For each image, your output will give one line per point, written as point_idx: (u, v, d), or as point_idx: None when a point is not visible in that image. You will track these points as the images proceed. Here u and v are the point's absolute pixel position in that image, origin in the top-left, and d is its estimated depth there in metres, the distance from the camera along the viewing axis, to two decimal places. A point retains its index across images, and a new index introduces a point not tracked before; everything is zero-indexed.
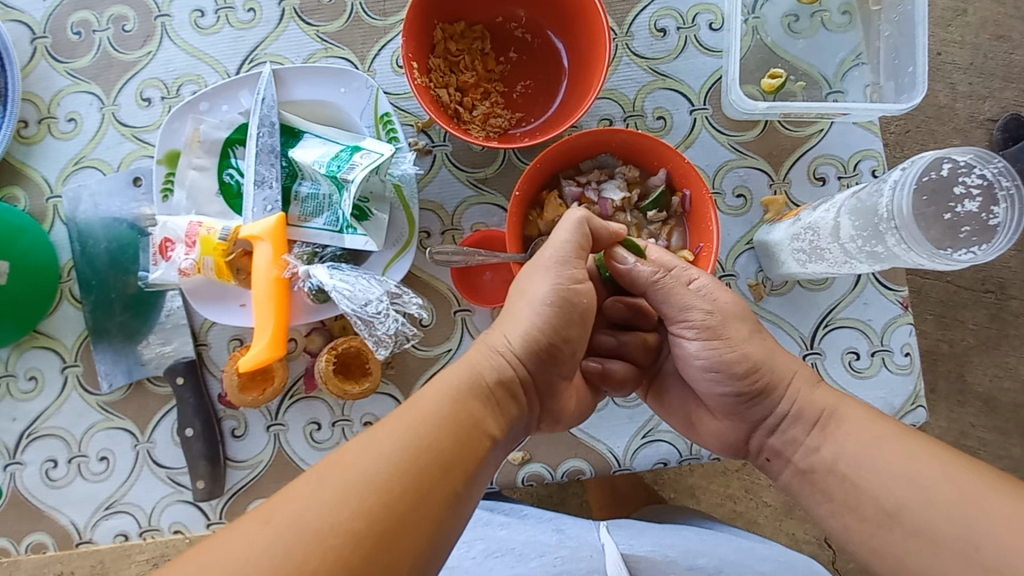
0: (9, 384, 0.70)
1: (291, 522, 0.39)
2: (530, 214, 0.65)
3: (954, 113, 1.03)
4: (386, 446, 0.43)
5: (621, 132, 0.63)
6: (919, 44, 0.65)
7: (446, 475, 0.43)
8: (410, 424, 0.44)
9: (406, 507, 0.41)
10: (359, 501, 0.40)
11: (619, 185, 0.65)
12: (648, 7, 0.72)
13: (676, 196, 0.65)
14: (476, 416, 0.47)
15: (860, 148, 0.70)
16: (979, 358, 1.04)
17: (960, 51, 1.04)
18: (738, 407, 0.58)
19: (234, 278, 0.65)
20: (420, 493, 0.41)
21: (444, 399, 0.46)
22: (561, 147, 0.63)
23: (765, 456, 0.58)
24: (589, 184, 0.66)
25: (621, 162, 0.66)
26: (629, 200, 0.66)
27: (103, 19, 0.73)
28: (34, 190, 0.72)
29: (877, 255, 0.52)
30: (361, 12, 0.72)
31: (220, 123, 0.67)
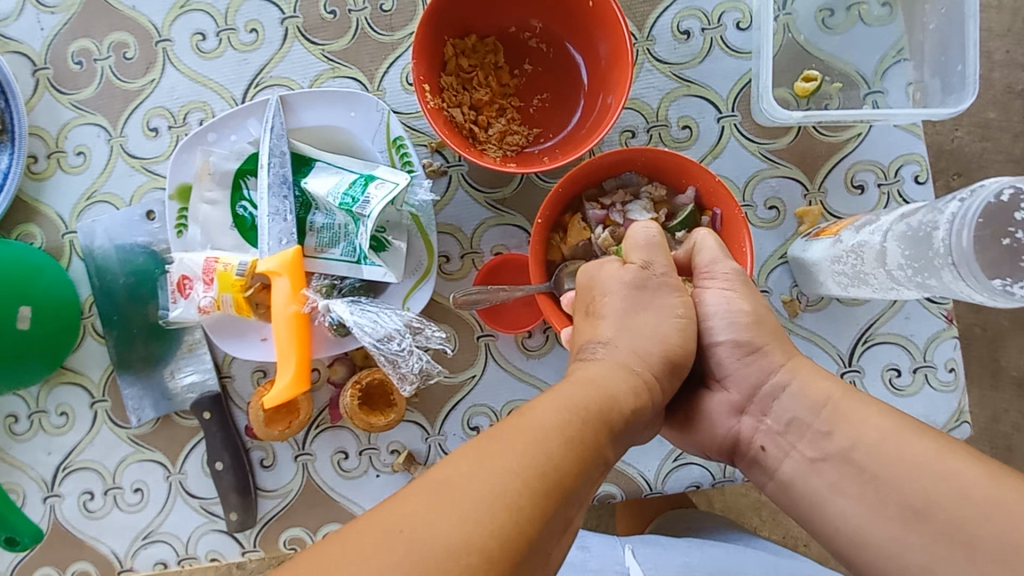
0: (41, 420, 0.71)
1: (418, 537, 0.32)
2: (553, 238, 0.63)
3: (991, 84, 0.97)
4: (513, 458, 0.36)
5: (647, 150, 0.59)
6: (970, 40, 0.61)
7: (573, 501, 0.37)
8: (538, 437, 0.38)
9: (535, 532, 0.34)
10: (488, 518, 0.33)
11: (644, 206, 0.62)
12: (670, 8, 0.67)
13: (705, 214, 0.62)
14: (602, 438, 0.40)
15: (901, 152, 0.66)
16: (1014, 338, 0.99)
17: (997, 17, 0.98)
18: (732, 372, 0.54)
19: (254, 313, 0.64)
20: (549, 518, 0.35)
21: (569, 415, 0.40)
22: (586, 168, 0.60)
23: (759, 443, 0.52)
24: (613, 206, 0.63)
25: (647, 181, 0.63)
26: (656, 222, 0.62)
27: (103, 47, 0.70)
28: (49, 227, 0.71)
29: (926, 285, 0.49)
30: (367, 27, 0.69)
31: (230, 153, 0.65)
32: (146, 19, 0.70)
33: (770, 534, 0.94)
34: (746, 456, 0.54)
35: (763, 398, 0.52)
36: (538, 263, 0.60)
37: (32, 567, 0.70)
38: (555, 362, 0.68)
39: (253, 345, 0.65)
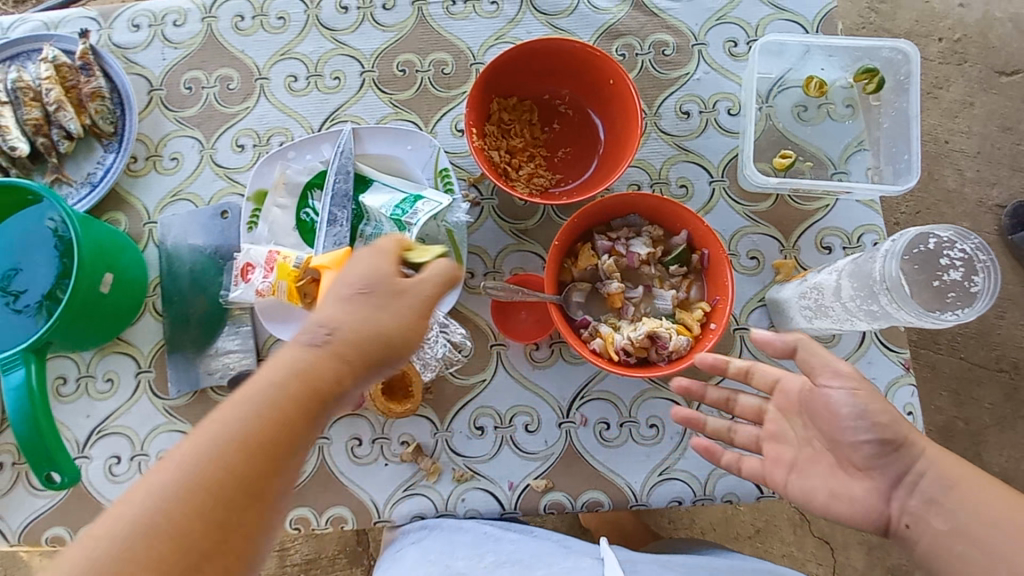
0: (87, 384, 0.78)
1: (136, 519, 0.40)
2: (566, 262, 0.74)
3: (963, 198, 1.32)
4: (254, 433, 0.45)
5: (650, 196, 0.71)
6: (914, 136, 0.76)
7: (259, 493, 0.44)
8: (214, 437, 0.44)
9: (211, 517, 0.42)
10: (174, 503, 0.41)
11: (645, 242, 0.74)
12: (674, 93, 0.83)
13: (696, 254, 0.73)
14: (295, 433, 0.46)
15: (863, 222, 0.79)
16: (995, 437, 1.25)
17: (968, 141, 1.34)
18: (876, 466, 0.59)
19: (302, 301, 0.73)
20: (251, 483, 0.44)
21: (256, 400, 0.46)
22: (597, 207, 0.72)
23: (904, 522, 0.58)
24: (618, 239, 0.74)
25: (647, 222, 0.75)
26: (653, 256, 0.74)
27: (211, 79, 0.86)
28: (134, 216, 0.83)
29: (874, 314, 0.59)
30: (429, 84, 0.85)
31: (303, 169, 0.78)
32: (250, 61, 0.86)
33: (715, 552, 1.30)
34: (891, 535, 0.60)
35: (907, 482, 0.59)
36: (552, 279, 0.71)
37: (44, 526, 0.74)
38: (557, 374, 0.76)
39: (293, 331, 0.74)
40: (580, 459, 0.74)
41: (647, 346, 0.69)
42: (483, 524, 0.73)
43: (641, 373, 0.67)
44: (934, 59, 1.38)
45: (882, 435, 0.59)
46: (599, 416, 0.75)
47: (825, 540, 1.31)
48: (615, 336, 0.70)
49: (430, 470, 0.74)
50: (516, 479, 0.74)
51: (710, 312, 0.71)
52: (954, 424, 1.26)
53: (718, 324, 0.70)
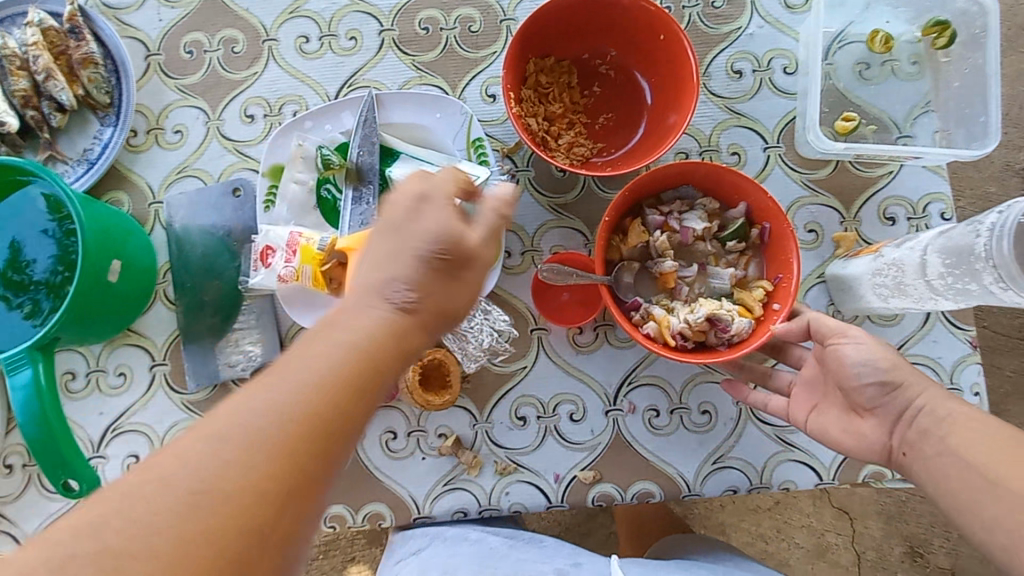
0: (98, 379, 0.72)
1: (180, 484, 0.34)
2: (613, 239, 0.68)
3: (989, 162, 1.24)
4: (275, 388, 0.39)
5: (707, 165, 0.65)
6: (992, 94, 0.69)
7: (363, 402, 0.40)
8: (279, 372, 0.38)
9: (310, 458, 0.37)
10: (267, 444, 0.36)
11: (700, 216, 0.68)
12: (725, 51, 0.76)
13: (755, 228, 0.67)
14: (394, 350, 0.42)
15: (928, 191, 0.73)
16: None
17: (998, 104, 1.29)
18: (879, 405, 0.58)
19: (328, 287, 0.68)
20: (321, 412, 0.38)
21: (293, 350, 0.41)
22: (648, 177, 0.65)
23: (903, 451, 0.57)
24: (671, 214, 0.68)
25: (702, 194, 0.69)
26: (708, 230, 0.68)
27: (213, 41, 0.78)
28: (137, 196, 0.76)
29: (968, 293, 0.54)
30: (455, 44, 0.77)
31: (323, 140, 0.71)
32: (257, 21, 0.78)
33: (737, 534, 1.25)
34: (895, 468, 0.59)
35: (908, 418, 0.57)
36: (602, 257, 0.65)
37: None
38: (604, 359, 0.72)
39: (321, 319, 0.69)
40: (629, 449, 0.70)
41: (705, 329, 0.64)
42: (490, 537, 0.70)
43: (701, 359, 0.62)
44: None
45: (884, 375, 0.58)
46: (649, 403, 0.71)
47: (844, 510, 1.26)
48: (670, 319, 0.65)
49: (470, 463, 0.69)
50: (562, 471, 0.70)
51: (773, 292, 0.66)
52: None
53: (783, 304, 0.64)
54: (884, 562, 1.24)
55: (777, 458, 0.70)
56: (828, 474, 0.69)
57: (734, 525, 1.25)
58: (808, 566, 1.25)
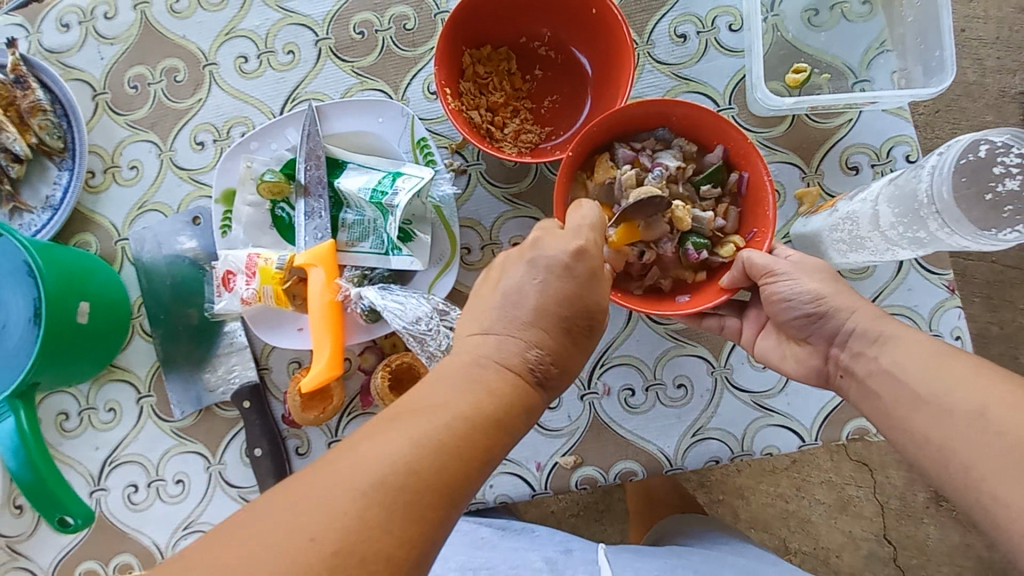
0: (90, 416, 0.75)
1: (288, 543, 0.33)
2: (579, 174, 0.65)
3: (983, 89, 1.28)
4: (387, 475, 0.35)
5: (684, 105, 0.63)
6: (945, 27, 0.66)
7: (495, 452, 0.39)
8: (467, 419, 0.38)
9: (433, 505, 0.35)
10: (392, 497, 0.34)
11: (675, 155, 0.65)
12: (667, 15, 0.74)
13: (733, 175, 0.65)
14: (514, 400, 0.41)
15: (892, 134, 0.71)
16: None
17: (987, 29, 1.31)
18: (811, 333, 0.61)
19: (291, 304, 0.69)
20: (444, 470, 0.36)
21: (428, 416, 0.37)
22: (620, 111, 0.63)
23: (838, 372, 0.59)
24: (643, 151, 0.66)
25: (679, 136, 0.66)
26: (683, 174, 0.66)
27: (156, 72, 0.78)
28: (103, 235, 0.77)
29: (920, 241, 0.52)
30: (392, 45, 0.76)
31: (270, 160, 0.71)
32: (194, 47, 0.78)
33: (759, 495, 1.25)
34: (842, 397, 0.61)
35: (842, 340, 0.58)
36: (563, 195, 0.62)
37: (76, 561, 0.73)
38: None
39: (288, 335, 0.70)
40: (607, 429, 0.70)
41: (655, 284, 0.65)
42: (481, 527, 0.72)
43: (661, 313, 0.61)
44: None
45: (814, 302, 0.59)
46: (623, 382, 0.71)
47: (863, 462, 1.25)
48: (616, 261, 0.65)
49: None
50: (543, 459, 0.70)
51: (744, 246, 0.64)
52: (991, 331, 1.22)
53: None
54: (909, 509, 1.23)
55: (758, 422, 0.69)
56: (810, 436, 0.68)
57: (752, 488, 1.25)
58: (831, 520, 1.24)
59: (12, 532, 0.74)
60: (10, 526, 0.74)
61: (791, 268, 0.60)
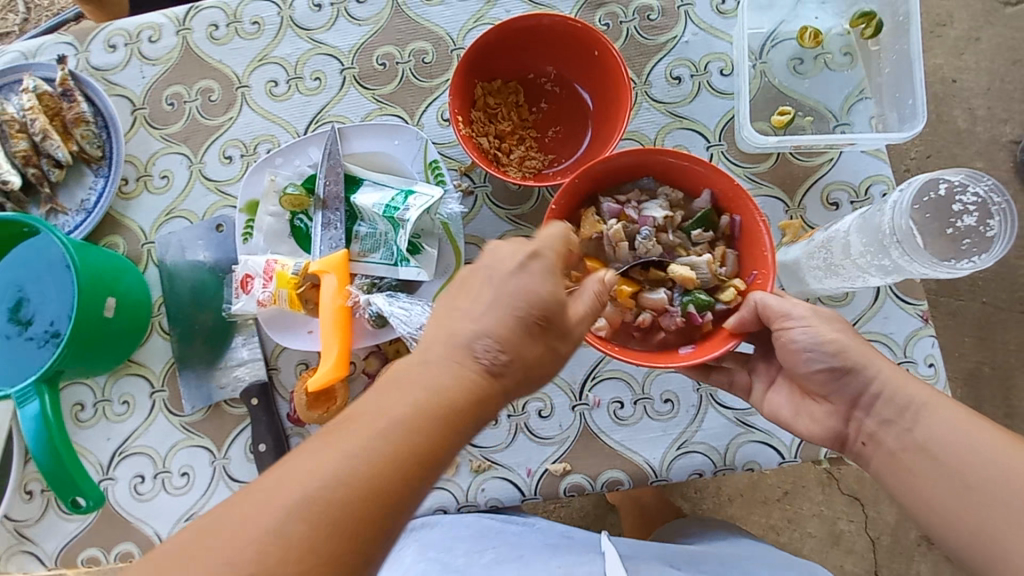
0: (104, 407, 0.79)
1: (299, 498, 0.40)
2: (568, 229, 0.68)
3: (975, 136, 1.50)
4: (341, 481, 0.40)
5: (665, 154, 0.67)
6: (917, 78, 0.72)
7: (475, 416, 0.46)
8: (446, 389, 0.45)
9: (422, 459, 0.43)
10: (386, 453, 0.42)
11: (660, 205, 0.69)
12: (664, 59, 0.80)
13: (724, 218, 0.68)
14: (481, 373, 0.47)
15: (870, 174, 0.76)
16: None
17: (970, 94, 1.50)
18: (833, 390, 0.63)
19: (304, 308, 0.74)
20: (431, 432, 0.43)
21: (376, 426, 0.42)
22: (604, 165, 0.67)
23: (861, 441, 0.62)
24: (630, 202, 0.69)
25: (662, 185, 0.70)
26: (671, 220, 0.69)
27: (192, 92, 0.85)
28: (131, 238, 0.83)
29: (886, 268, 0.57)
30: (411, 76, 0.83)
31: (293, 174, 0.77)
32: (229, 70, 0.85)
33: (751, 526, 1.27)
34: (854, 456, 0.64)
35: (864, 405, 0.61)
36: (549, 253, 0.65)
37: (79, 548, 0.75)
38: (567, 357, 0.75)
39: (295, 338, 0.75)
40: (596, 440, 0.73)
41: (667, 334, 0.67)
42: (486, 518, 0.73)
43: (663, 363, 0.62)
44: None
45: (836, 362, 0.62)
46: (613, 395, 0.74)
47: (855, 497, 1.28)
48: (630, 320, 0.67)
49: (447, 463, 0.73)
50: (534, 465, 0.73)
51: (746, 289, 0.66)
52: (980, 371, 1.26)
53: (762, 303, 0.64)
54: (899, 547, 1.25)
55: (739, 439, 0.72)
56: (789, 453, 0.72)
57: (744, 518, 1.28)
58: (823, 553, 1.27)
59: (20, 516, 0.77)
60: (20, 511, 0.77)
61: (806, 316, 0.63)
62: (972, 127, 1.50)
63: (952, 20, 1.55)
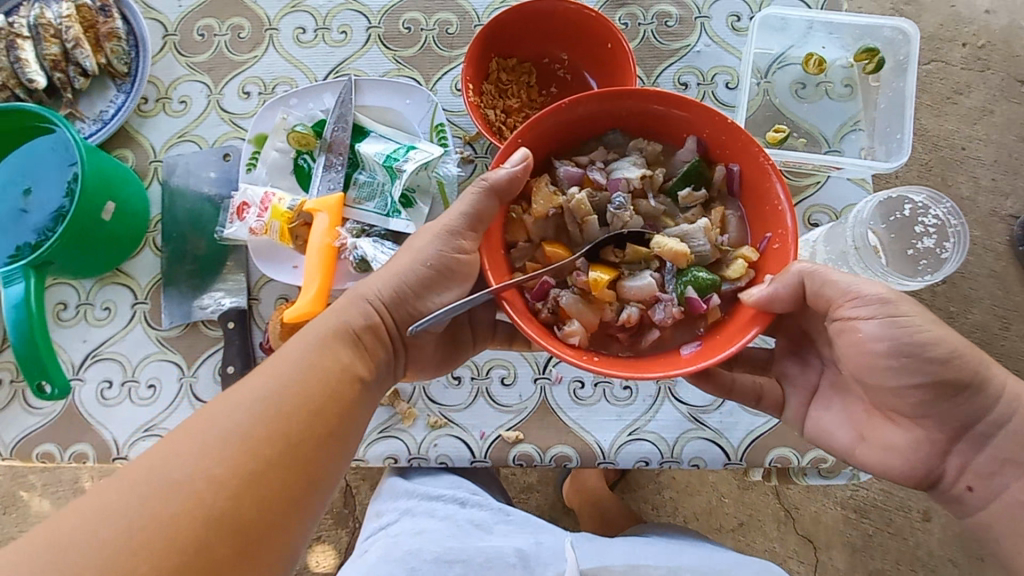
0: (86, 310, 0.81)
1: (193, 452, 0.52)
2: (516, 210, 0.65)
3: (976, 205, 1.53)
4: (218, 458, 0.52)
5: (627, 98, 0.63)
6: (907, 115, 0.77)
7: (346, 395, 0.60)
8: (320, 369, 0.59)
9: (302, 425, 0.56)
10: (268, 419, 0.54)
11: (632, 162, 0.65)
12: (673, 64, 0.84)
13: (718, 168, 0.65)
14: (347, 361, 0.61)
15: (852, 203, 0.79)
16: None
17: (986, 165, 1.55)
18: (933, 418, 0.60)
19: (292, 243, 0.76)
20: (306, 405, 0.57)
21: (248, 415, 0.54)
22: (559, 118, 0.64)
23: (965, 484, 0.61)
24: (593, 166, 0.66)
25: (634, 139, 0.67)
26: (650, 182, 0.65)
27: (223, 27, 0.89)
28: (141, 153, 0.86)
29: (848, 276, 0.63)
30: (432, 43, 0.86)
31: (304, 116, 0.80)
32: (262, 12, 0.89)
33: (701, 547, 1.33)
34: (945, 493, 0.63)
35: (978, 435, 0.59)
36: (491, 248, 0.63)
37: (35, 443, 0.77)
38: None
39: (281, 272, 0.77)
40: (552, 414, 0.75)
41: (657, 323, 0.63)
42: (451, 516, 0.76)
43: (662, 372, 0.58)
44: (957, 64, 1.61)
45: (941, 384, 0.58)
46: (575, 374, 0.76)
47: (809, 539, 1.34)
48: (615, 309, 0.63)
49: (405, 414, 0.75)
50: (488, 429, 0.75)
51: (758, 258, 0.62)
52: None
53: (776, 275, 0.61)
54: None
55: (689, 434, 0.74)
56: (735, 456, 0.73)
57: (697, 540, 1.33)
58: None
59: None
60: None
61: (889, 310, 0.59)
62: (974, 196, 1.54)
63: (969, 90, 1.59)
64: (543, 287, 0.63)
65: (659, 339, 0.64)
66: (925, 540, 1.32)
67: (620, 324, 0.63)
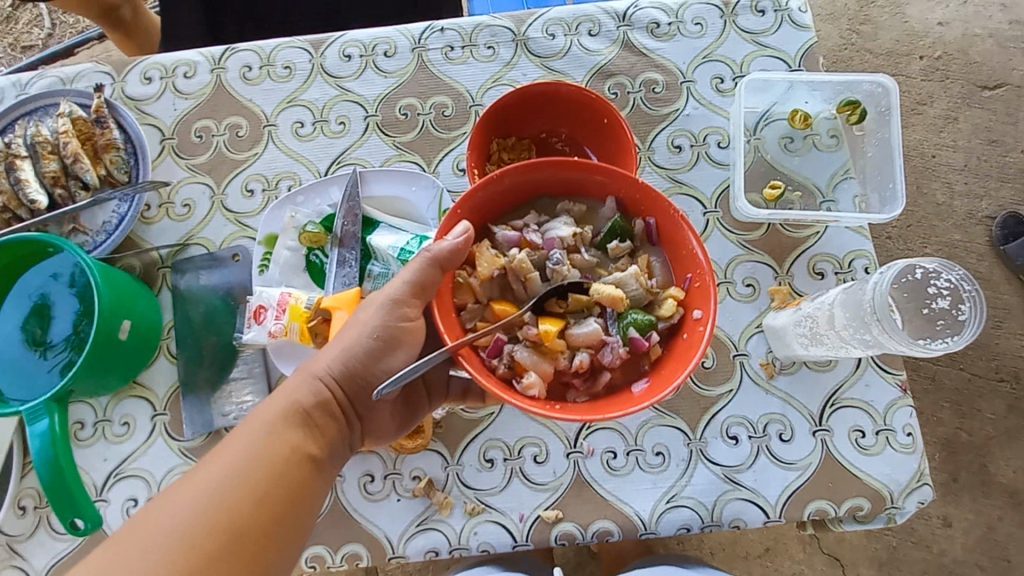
0: (104, 427, 0.80)
1: (133, 557, 0.52)
2: (462, 274, 0.68)
3: (952, 211, 1.58)
4: (162, 560, 0.52)
5: (549, 166, 0.67)
6: (898, 165, 0.80)
7: (298, 471, 0.61)
8: (268, 451, 0.60)
9: (251, 512, 0.56)
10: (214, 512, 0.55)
11: (564, 220, 0.68)
12: (665, 128, 0.87)
13: (638, 222, 0.69)
14: (297, 439, 0.62)
15: (852, 248, 0.82)
16: (999, 449, 1.38)
17: (957, 170, 1.62)
18: None
19: (313, 341, 0.76)
20: (257, 489, 0.57)
21: (195, 508, 0.55)
22: (490, 190, 0.67)
23: None
24: (529, 227, 0.69)
25: (562, 201, 0.71)
26: (581, 237, 0.68)
27: (221, 126, 0.89)
28: (148, 260, 0.85)
29: (867, 341, 0.65)
30: (430, 126, 0.88)
31: (312, 213, 0.81)
32: (258, 109, 0.90)
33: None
34: None
35: None
36: (444, 310, 0.66)
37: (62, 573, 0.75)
38: None
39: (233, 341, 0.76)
40: (588, 488, 0.75)
41: (605, 365, 0.66)
42: None
43: (620, 412, 0.61)
44: (917, 77, 1.72)
45: None
46: (606, 445, 0.77)
47: (835, 557, 1.35)
48: (564, 358, 0.65)
49: (442, 504, 0.75)
50: (526, 510, 0.75)
51: (685, 297, 0.66)
52: (942, 434, 1.39)
53: (704, 310, 0.64)
54: None
55: (727, 495, 0.74)
56: (774, 512, 0.74)
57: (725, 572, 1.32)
58: None
59: (11, 531, 0.76)
60: (9, 529, 0.76)
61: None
62: (950, 201, 1.59)
63: (932, 99, 1.69)
64: (495, 344, 0.65)
65: (611, 381, 0.67)
66: (949, 547, 1.34)
67: (570, 369, 0.66)
